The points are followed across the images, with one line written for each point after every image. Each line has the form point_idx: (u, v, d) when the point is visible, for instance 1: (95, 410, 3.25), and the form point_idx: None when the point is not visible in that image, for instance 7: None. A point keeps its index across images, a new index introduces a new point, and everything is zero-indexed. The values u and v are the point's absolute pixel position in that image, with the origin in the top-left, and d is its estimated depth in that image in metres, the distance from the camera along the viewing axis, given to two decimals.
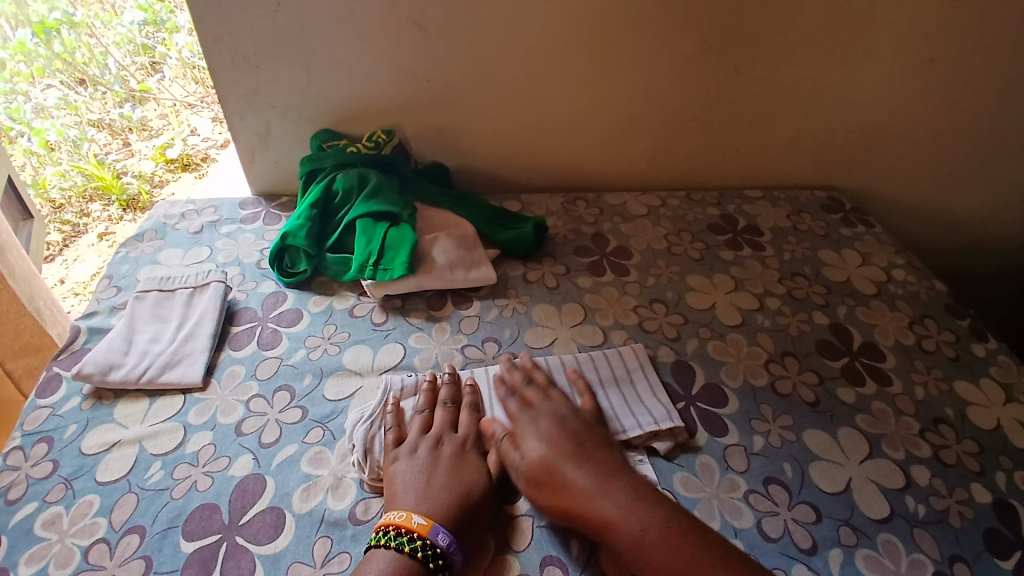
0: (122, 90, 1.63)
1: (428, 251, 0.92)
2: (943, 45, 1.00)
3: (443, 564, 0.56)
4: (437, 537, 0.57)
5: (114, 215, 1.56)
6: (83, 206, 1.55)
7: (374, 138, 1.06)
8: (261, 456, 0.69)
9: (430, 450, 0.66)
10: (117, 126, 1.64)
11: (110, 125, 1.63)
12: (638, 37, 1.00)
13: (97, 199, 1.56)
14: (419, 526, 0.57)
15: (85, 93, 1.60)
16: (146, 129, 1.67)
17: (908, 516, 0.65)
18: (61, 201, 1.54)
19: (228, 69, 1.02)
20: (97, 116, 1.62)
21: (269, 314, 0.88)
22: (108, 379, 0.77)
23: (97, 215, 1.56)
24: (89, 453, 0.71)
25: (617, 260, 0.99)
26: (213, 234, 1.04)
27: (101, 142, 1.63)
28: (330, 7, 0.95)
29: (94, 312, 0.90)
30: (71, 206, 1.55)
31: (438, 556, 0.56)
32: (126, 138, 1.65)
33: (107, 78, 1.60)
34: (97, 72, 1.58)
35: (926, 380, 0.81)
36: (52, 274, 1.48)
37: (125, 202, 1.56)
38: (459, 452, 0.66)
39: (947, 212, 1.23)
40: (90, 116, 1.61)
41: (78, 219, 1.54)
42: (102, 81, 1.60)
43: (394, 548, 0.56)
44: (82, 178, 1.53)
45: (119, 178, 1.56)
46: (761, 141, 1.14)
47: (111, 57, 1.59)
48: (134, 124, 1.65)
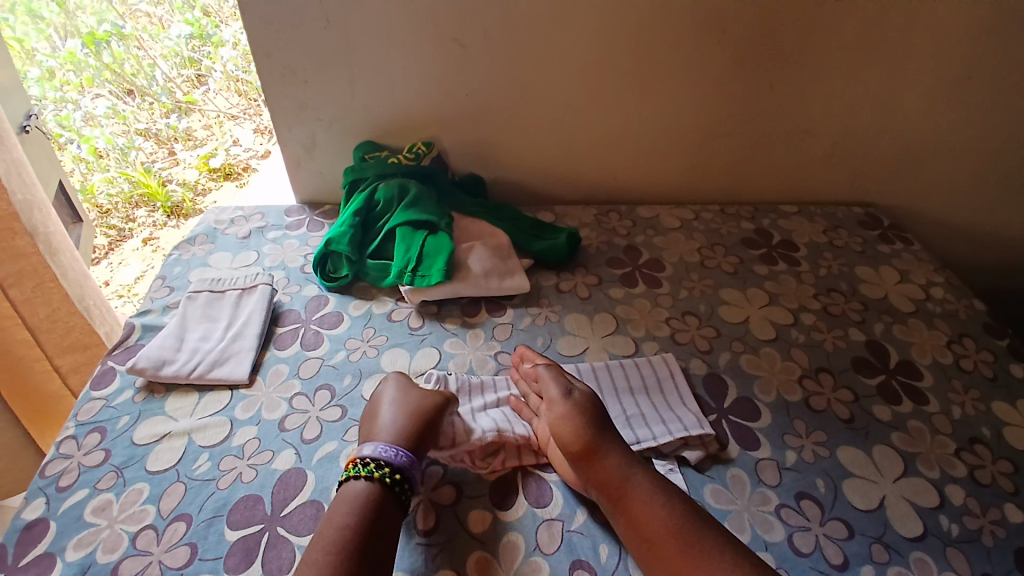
0: (168, 101, 1.71)
1: (464, 259, 0.95)
2: (986, 61, 0.99)
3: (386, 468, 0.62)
4: (371, 453, 0.64)
5: (159, 221, 1.64)
6: (129, 212, 1.63)
7: (415, 150, 1.10)
8: (303, 452, 0.72)
9: (401, 392, 0.73)
10: (164, 135, 1.72)
11: (156, 135, 1.72)
12: (673, 53, 1.01)
13: (142, 205, 1.64)
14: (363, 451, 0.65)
15: (133, 103, 1.69)
16: (191, 139, 1.75)
17: (941, 535, 0.64)
18: (108, 207, 1.61)
19: (278, 84, 1.08)
20: (144, 125, 1.70)
21: (312, 317, 0.92)
22: (161, 373, 0.82)
23: (142, 221, 1.63)
24: (141, 443, 0.75)
25: (649, 272, 1.00)
26: (260, 240, 1.09)
27: (147, 151, 1.72)
28: (374, 24, 1.00)
29: (148, 311, 0.95)
30: (117, 211, 1.62)
31: (378, 464, 0.63)
32: (171, 147, 1.74)
33: (154, 89, 1.69)
34: (145, 83, 1.67)
35: (964, 400, 0.79)
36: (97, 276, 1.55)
37: (170, 209, 1.63)
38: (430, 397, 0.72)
39: (991, 230, 1.20)
40: (138, 125, 1.69)
41: (124, 223, 1.62)
42: (149, 91, 1.69)
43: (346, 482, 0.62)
44: (129, 184, 1.60)
45: (164, 186, 1.64)
46: (797, 157, 1.14)
47: (158, 69, 1.68)
48: (180, 134, 1.73)
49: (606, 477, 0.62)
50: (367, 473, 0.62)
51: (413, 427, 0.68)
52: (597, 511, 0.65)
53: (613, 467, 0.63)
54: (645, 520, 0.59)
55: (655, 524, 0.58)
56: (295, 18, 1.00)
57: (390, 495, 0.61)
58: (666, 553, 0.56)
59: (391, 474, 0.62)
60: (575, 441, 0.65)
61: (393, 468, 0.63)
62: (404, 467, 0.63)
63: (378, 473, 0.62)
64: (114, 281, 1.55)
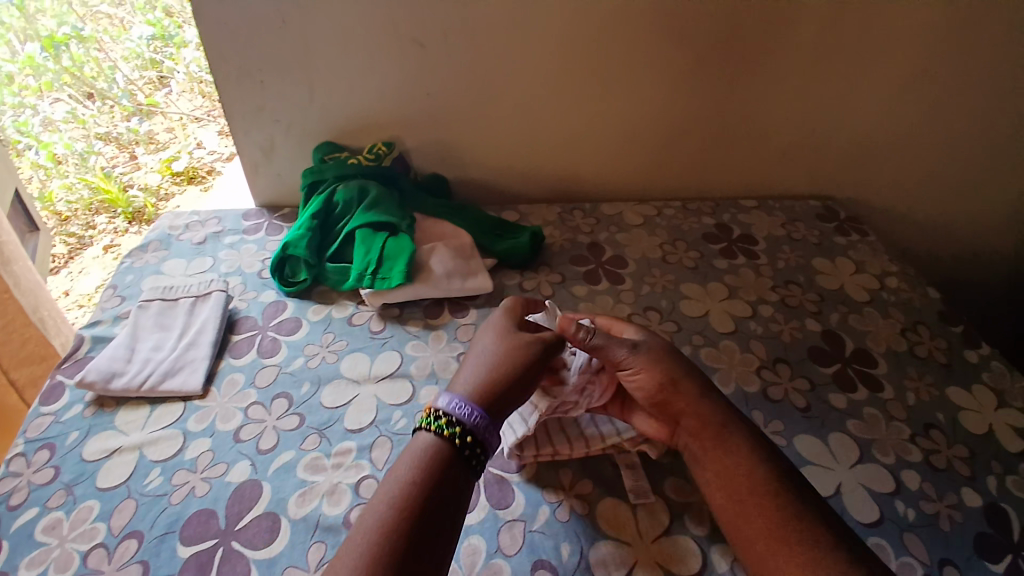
0: (130, 104, 1.66)
1: (425, 260, 0.94)
2: (933, 57, 1.01)
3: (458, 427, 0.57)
4: (445, 406, 0.58)
5: (119, 227, 1.58)
6: (89, 219, 1.58)
7: (374, 151, 1.08)
8: (258, 462, 0.70)
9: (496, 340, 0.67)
10: (125, 139, 1.67)
11: (117, 138, 1.67)
12: (632, 52, 1.02)
13: (103, 211, 1.58)
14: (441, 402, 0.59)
15: (93, 107, 1.63)
16: (153, 142, 1.69)
17: (897, 520, 0.66)
18: (67, 213, 1.57)
19: (232, 87, 1.05)
20: (104, 129, 1.65)
21: (269, 323, 0.90)
22: (111, 386, 0.79)
23: (103, 227, 1.58)
24: (91, 459, 0.73)
25: (612, 268, 1.01)
26: (217, 245, 1.06)
27: (107, 155, 1.66)
28: (330, 25, 0.98)
29: (98, 321, 0.92)
30: (76, 218, 1.57)
31: (452, 422, 0.57)
32: (132, 151, 1.68)
33: (115, 92, 1.63)
34: (105, 85, 1.62)
35: (918, 386, 0.81)
36: (56, 286, 1.48)
37: (131, 215, 1.58)
38: (522, 348, 0.65)
39: (945, 221, 1.24)
40: (98, 129, 1.64)
41: (84, 231, 1.56)
42: (110, 94, 1.63)
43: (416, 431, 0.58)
44: (89, 191, 1.57)
45: (125, 191, 1.59)
46: (756, 152, 1.15)
47: (119, 72, 1.62)
48: (142, 137, 1.67)
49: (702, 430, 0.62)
50: (438, 427, 0.57)
51: (491, 383, 0.62)
52: (558, 510, 0.65)
53: (705, 421, 0.62)
54: (739, 477, 0.57)
55: (751, 478, 0.57)
56: (250, 20, 0.98)
57: (458, 455, 0.56)
58: (750, 500, 0.55)
59: (461, 436, 0.57)
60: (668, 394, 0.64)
61: (464, 430, 0.57)
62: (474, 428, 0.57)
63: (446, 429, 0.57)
64: (74, 291, 1.47)
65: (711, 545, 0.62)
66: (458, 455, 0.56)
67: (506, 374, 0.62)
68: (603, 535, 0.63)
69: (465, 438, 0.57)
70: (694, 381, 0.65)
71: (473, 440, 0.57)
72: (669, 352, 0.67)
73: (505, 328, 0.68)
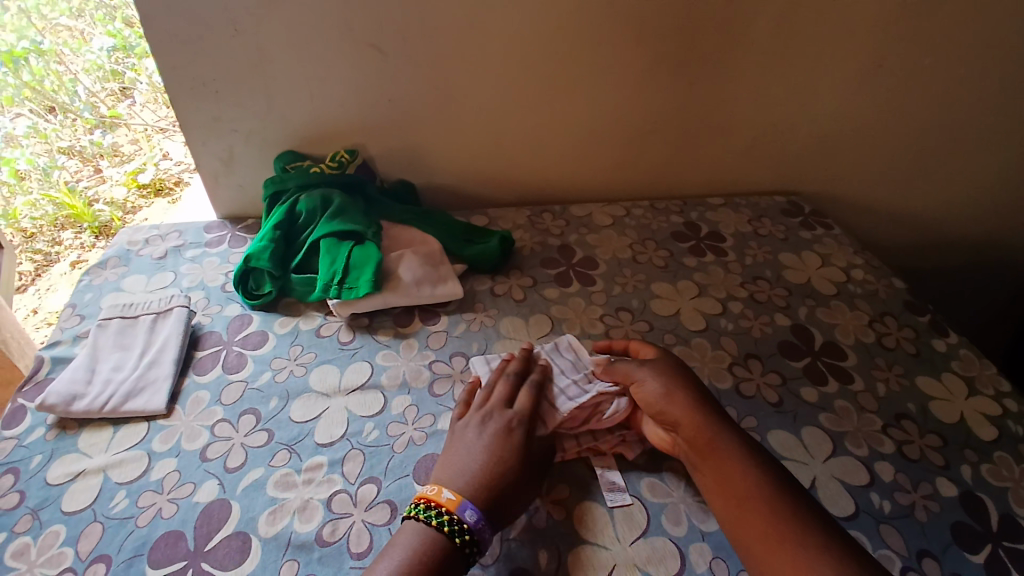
0: (92, 117, 1.58)
1: (394, 268, 0.93)
2: (886, 53, 1.04)
3: (468, 539, 0.57)
4: (464, 513, 0.58)
5: (86, 243, 1.50)
6: (54, 235, 1.50)
7: (338, 158, 1.06)
8: (227, 481, 0.68)
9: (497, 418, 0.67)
10: (88, 153, 1.59)
11: (80, 152, 1.58)
12: (596, 53, 1.02)
13: (69, 227, 1.51)
14: (444, 493, 0.59)
15: (55, 121, 1.54)
16: (118, 155, 1.61)
17: (873, 512, 0.67)
18: (32, 230, 1.49)
19: (189, 96, 1.03)
20: (67, 143, 1.56)
21: (235, 338, 0.87)
22: (72, 409, 0.76)
23: (69, 244, 1.50)
24: (55, 483, 0.70)
25: (583, 270, 1.01)
26: (178, 259, 1.03)
27: (72, 170, 1.57)
28: (288, 32, 0.96)
29: (56, 342, 0.88)
30: (42, 235, 1.50)
31: (464, 532, 0.57)
32: (97, 164, 1.60)
33: (77, 105, 1.54)
34: (67, 99, 1.53)
35: (887, 377, 0.83)
36: (25, 304, 1.42)
37: (97, 230, 1.51)
38: (505, 429, 0.66)
39: (904, 211, 1.27)
40: (60, 143, 1.55)
41: (50, 247, 1.49)
42: (72, 108, 1.54)
43: (422, 521, 0.58)
44: (53, 207, 1.48)
45: (91, 206, 1.51)
46: (721, 150, 1.17)
47: (80, 85, 1.54)
48: (106, 150, 1.59)
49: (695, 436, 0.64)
50: (445, 528, 0.57)
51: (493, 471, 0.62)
52: (535, 516, 0.65)
53: (700, 425, 0.64)
54: (737, 476, 0.59)
55: (749, 478, 0.59)
56: (204, 28, 0.95)
57: (456, 556, 0.56)
58: (750, 505, 0.57)
59: (460, 534, 0.57)
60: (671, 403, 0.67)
61: (464, 530, 0.57)
62: (473, 530, 0.57)
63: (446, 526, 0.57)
64: (43, 309, 1.40)
65: (689, 544, 0.62)
66: (458, 556, 0.56)
67: (495, 458, 0.63)
68: (582, 539, 0.63)
69: (463, 537, 0.56)
70: (689, 390, 0.68)
71: (472, 540, 0.57)
72: (666, 371, 0.70)
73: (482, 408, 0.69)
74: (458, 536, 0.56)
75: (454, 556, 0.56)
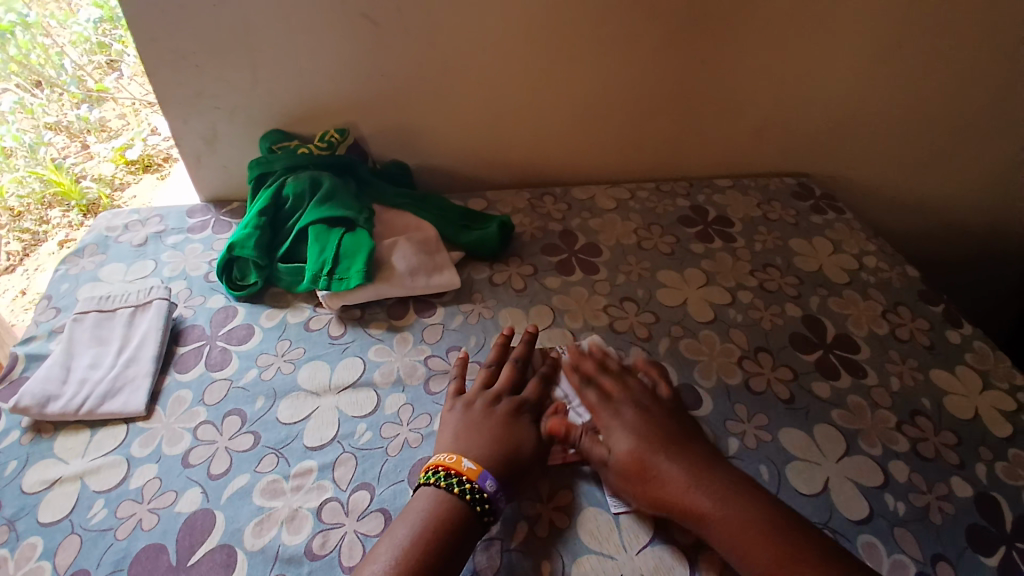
0: (79, 91, 1.43)
1: (387, 257, 0.88)
2: (908, 26, 0.98)
3: (488, 508, 0.58)
4: (484, 482, 0.59)
5: (75, 220, 1.34)
6: (42, 214, 1.33)
7: (326, 138, 1.01)
8: (210, 489, 0.64)
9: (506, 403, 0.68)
10: (75, 128, 1.43)
11: (67, 128, 1.42)
12: (600, 25, 0.96)
13: (57, 205, 1.35)
14: (466, 462, 0.60)
15: (42, 96, 1.38)
16: (105, 131, 1.46)
17: (887, 515, 0.64)
18: (19, 209, 1.32)
19: (166, 71, 0.96)
20: (53, 119, 1.40)
21: (218, 332, 0.83)
22: (47, 411, 0.72)
23: (57, 222, 1.34)
24: (31, 491, 0.66)
25: (586, 257, 0.96)
26: (159, 247, 0.98)
27: (59, 146, 1.41)
28: (269, 1, 0.90)
29: (31, 337, 0.84)
30: (30, 213, 1.33)
31: (485, 501, 0.58)
32: (84, 141, 1.44)
33: (64, 79, 1.39)
34: (54, 73, 1.38)
35: (901, 371, 0.80)
36: (12, 286, 1.26)
37: (86, 208, 1.35)
38: (515, 410, 0.67)
39: (918, 193, 1.22)
40: (47, 119, 1.39)
41: (38, 226, 1.32)
42: (58, 82, 1.39)
43: (444, 488, 0.58)
44: (41, 183, 1.33)
45: (78, 182, 1.37)
46: (731, 128, 1.11)
47: (67, 58, 1.39)
48: (93, 125, 1.44)
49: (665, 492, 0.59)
50: (463, 494, 0.58)
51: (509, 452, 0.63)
52: (537, 526, 0.61)
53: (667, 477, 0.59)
54: (730, 528, 0.56)
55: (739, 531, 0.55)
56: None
57: (475, 522, 0.57)
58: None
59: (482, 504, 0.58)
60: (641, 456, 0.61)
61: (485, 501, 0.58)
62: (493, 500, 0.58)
63: (470, 495, 0.58)
64: (31, 290, 1.25)
65: (699, 554, 0.59)
66: (475, 521, 0.57)
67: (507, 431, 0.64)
68: (584, 549, 0.59)
69: (483, 506, 0.58)
70: (673, 456, 0.61)
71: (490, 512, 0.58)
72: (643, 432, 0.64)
73: (484, 391, 0.69)
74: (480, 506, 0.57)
75: (471, 523, 0.57)
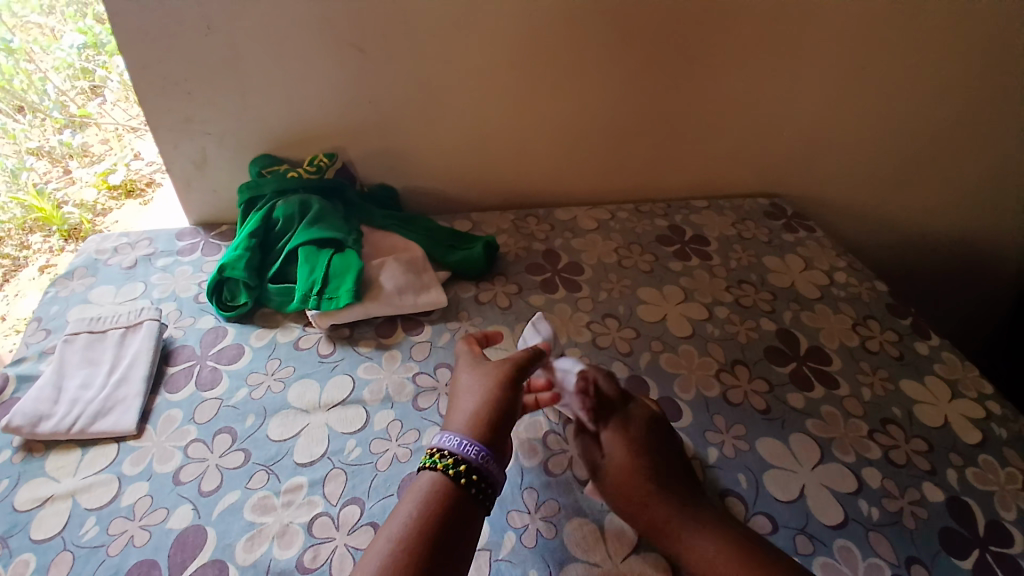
0: (62, 116, 1.42)
1: (375, 277, 0.90)
2: (870, 55, 1.04)
3: (475, 478, 0.57)
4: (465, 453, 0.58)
5: (56, 246, 1.35)
6: (22, 239, 1.35)
7: (316, 162, 1.03)
8: (202, 506, 0.65)
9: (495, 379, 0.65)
10: (57, 153, 1.42)
11: (49, 153, 1.42)
12: (580, 54, 1.01)
13: (38, 230, 1.36)
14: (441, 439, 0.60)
15: (24, 121, 1.38)
16: (88, 156, 1.45)
17: (862, 519, 0.67)
18: (0, 234, 1.33)
19: (158, 97, 0.99)
20: (35, 144, 1.40)
21: (208, 352, 0.84)
22: (38, 431, 0.73)
23: (37, 247, 1.36)
24: (22, 509, 0.66)
25: (569, 276, 0.99)
26: (148, 269, 0.99)
27: (40, 171, 1.40)
28: (261, 31, 0.93)
29: (21, 358, 0.84)
30: (11, 239, 1.34)
31: (470, 472, 0.57)
32: (66, 166, 1.43)
33: (46, 105, 1.39)
34: (36, 98, 1.38)
35: (873, 381, 0.83)
36: None
37: (68, 232, 1.36)
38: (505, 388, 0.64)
39: (885, 212, 1.28)
40: (29, 144, 1.39)
41: (18, 252, 1.33)
42: (41, 107, 1.39)
43: (432, 468, 0.58)
44: (22, 209, 1.33)
45: (60, 208, 1.37)
46: (706, 151, 1.16)
47: (50, 83, 1.39)
48: (75, 151, 1.43)
49: (661, 527, 0.60)
50: (446, 468, 0.57)
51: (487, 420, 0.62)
52: (524, 535, 0.63)
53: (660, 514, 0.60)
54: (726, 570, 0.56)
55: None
56: (171, 25, 0.91)
57: (465, 496, 0.56)
58: None
59: (466, 474, 0.57)
60: (638, 494, 0.62)
61: (468, 467, 0.58)
62: (475, 462, 0.58)
63: (451, 469, 0.57)
64: (12, 315, 1.27)
65: None
66: (464, 495, 0.56)
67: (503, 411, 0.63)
68: (572, 557, 0.61)
69: (468, 476, 0.57)
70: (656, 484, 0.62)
71: (478, 475, 0.58)
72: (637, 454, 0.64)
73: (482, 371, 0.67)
74: (464, 473, 0.57)
75: (461, 496, 0.56)
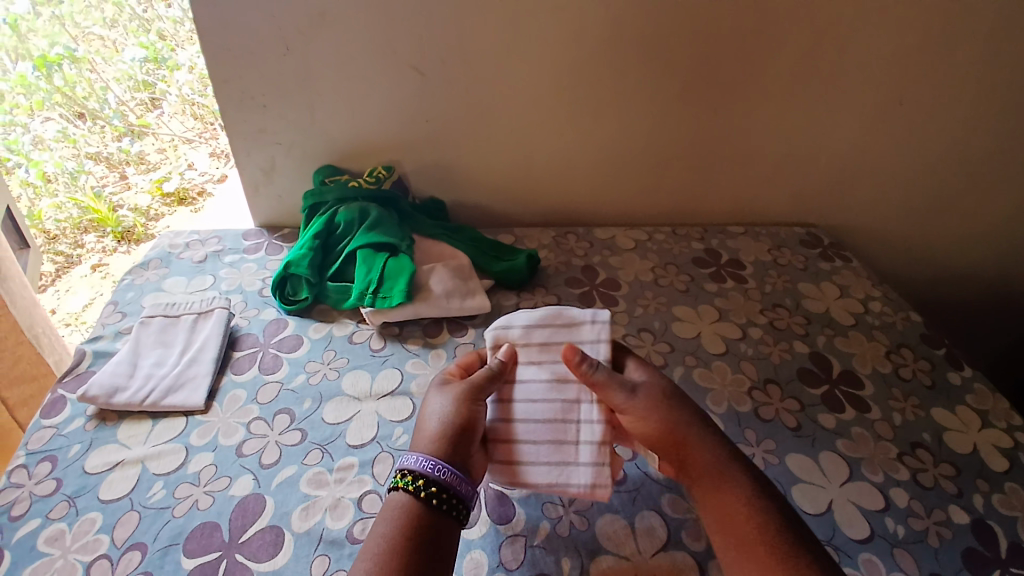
0: (121, 124, 1.54)
1: (425, 281, 0.96)
2: (907, 91, 1.07)
3: (445, 495, 0.57)
4: (431, 473, 0.58)
5: (108, 246, 1.47)
6: (77, 238, 1.47)
7: (375, 173, 1.11)
8: (261, 477, 0.71)
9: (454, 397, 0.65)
10: (115, 159, 1.55)
11: (107, 158, 1.54)
12: (622, 83, 1.07)
13: (92, 230, 1.47)
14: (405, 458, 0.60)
15: (84, 126, 1.51)
16: (144, 163, 1.57)
17: (888, 536, 0.68)
18: (55, 232, 1.45)
19: (236, 110, 1.08)
20: (95, 149, 1.52)
21: (270, 341, 0.91)
22: (113, 402, 0.80)
23: (91, 246, 1.47)
24: (93, 472, 0.73)
25: (606, 290, 1.04)
26: (217, 264, 1.08)
27: (97, 175, 1.53)
28: (333, 53, 1.02)
29: (98, 337, 0.92)
30: (65, 237, 1.46)
31: (439, 491, 0.57)
32: (123, 171, 1.55)
33: (107, 113, 1.51)
34: (97, 106, 1.49)
35: (904, 407, 0.85)
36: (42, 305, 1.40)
37: (121, 234, 1.47)
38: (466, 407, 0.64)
39: (922, 245, 1.29)
40: (88, 149, 1.52)
41: (72, 250, 1.46)
42: (101, 115, 1.51)
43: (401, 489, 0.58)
44: (79, 210, 1.45)
45: (115, 211, 1.48)
46: (744, 178, 1.20)
47: (111, 93, 1.50)
48: (132, 157, 1.55)
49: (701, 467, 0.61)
50: (412, 488, 0.57)
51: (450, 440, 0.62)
52: (559, 525, 0.67)
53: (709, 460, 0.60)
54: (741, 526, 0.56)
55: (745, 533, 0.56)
56: (253, 45, 1.01)
57: (438, 515, 0.57)
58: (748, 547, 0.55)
59: (435, 493, 0.57)
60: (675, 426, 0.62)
61: (436, 485, 0.57)
62: (445, 482, 0.58)
63: (417, 488, 0.57)
64: (60, 311, 1.38)
65: (709, 560, 0.63)
66: (436, 514, 0.57)
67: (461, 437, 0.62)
68: (604, 549, 0.64)
69: (438, 495, 0.57)
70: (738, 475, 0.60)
71: (448, 493, 0.58)
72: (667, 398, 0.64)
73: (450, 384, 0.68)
74: (433, 494, 0.57)
75: (434, 516, 0.57)
